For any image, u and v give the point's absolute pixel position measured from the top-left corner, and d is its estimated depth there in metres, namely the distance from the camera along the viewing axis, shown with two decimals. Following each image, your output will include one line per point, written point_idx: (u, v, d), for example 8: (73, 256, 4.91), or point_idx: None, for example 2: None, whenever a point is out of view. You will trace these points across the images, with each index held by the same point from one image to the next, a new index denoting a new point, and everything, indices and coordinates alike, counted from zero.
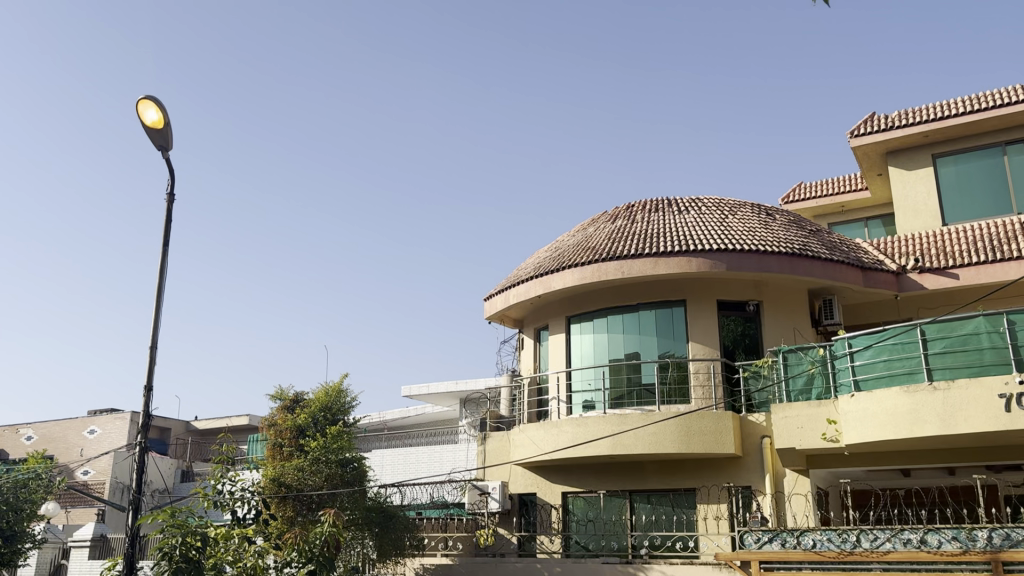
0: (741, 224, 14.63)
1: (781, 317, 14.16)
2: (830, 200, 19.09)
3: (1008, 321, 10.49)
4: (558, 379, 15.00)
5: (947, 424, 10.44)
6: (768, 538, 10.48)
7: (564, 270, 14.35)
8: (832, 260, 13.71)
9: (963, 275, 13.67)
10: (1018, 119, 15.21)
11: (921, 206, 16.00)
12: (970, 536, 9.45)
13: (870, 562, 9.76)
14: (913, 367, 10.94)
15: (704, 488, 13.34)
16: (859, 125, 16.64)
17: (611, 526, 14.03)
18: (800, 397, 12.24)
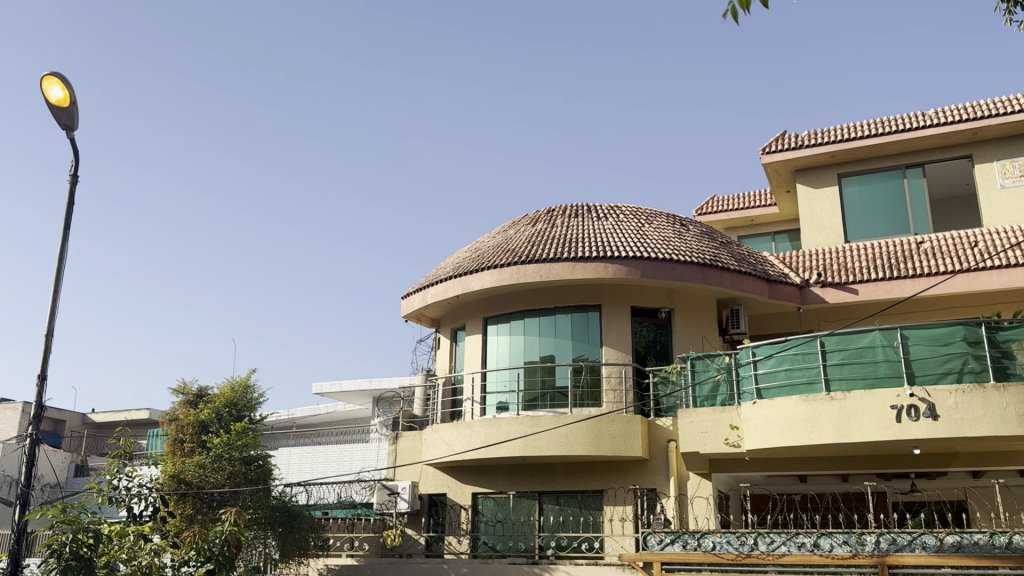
0: (656, 233, 14.94)
1: (692, 325, 14.53)
2: (742, 213, 19.70)
3: (902, 336, 10.99)
4: (472, 379, 14.99)
5: (842, 433, 10.90)
6: (670, 540, 10.71)
7: (482, 271, 14.36)
8: (741, 272, 14.15)
9: (861, 291, 14.32)
10: (917, 144, 16.01)
11: (826, 223, 16.67)
12: (859, 540, 9.87)
13: (765, 564, 10.07)
14: (812, 377, 11.38)
15: (611, 490, 13.56)
16: (772, 142, 17.21)
17: (519, 527, 14.05)
18: (706, 404, 12.58)
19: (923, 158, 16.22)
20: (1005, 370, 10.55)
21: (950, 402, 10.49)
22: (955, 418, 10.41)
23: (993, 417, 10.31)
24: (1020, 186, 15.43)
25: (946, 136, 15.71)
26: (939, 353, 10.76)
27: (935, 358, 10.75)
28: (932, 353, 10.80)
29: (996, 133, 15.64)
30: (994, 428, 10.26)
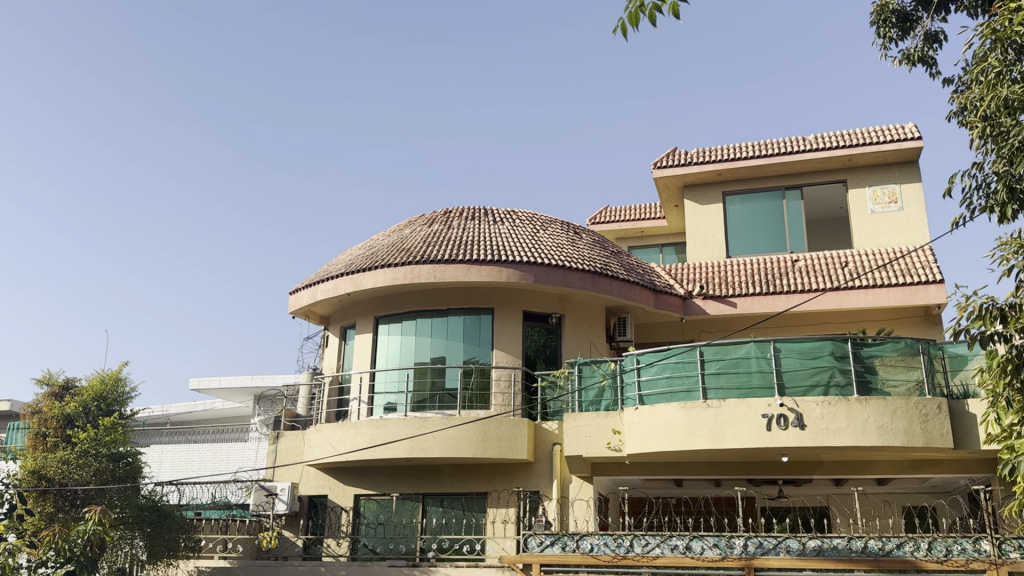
0: (551, 240, 15.16)
1: (581, 331, 14.82)
2: (632, 224, 20.24)
3: (775, 348, 11.54)
4: (360, 380, 14.79)
5: (716, 439, 11.36)
6: (549, 542, 10.89)
7: (375, 270, 14.19)
8: (630, 281, 14.54)
9: (740, 304, 14.98)
10: (797, 167, 16.87)
11: (711, 238, 17.33)
12: (728, 543, 10.24)
13: (640, 565, 10.33)
14: (691, 386, 11.80)
15: (495, 492, 13.63)
16: (664, 157, 17.73)
17: (400, 529, 13.99)
18: (590, 408, 12.85)
19: (802, 181, 17.10)
20: (867, 385, 11.24)
21: (817, 412, 11.11)
22: (820, 428, 11.04)
23: (854, 428, 10.97)
24: (888, 213, 16.47)
25: (824, 161, 16.61)
26: (808, 366, 11.38)
27: (804, 371, 11.37)
28: (802, 365, 11.41)
29: (868, 161, 16.65)
30: (855, 438, 10.93)
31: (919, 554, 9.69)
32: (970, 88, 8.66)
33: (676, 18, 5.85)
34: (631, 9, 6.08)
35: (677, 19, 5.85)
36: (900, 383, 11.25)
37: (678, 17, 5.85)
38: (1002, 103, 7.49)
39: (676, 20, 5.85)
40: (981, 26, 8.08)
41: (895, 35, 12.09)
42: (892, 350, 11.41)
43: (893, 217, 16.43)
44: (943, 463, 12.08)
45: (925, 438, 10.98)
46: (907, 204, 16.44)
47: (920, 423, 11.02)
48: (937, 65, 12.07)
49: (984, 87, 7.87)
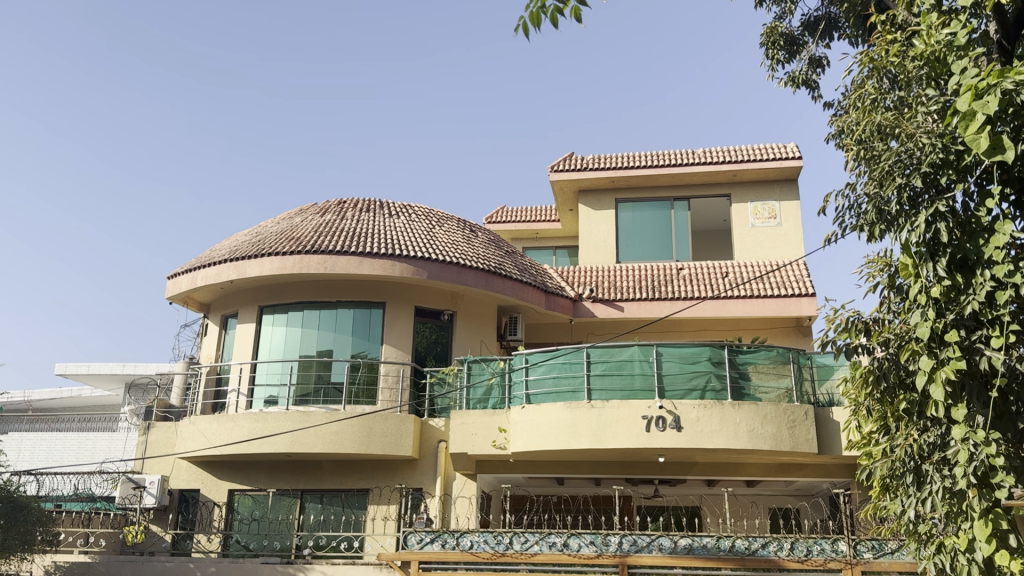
0: (446, 236, 15.10)
1: (472, 329, 14.85)
2: (527, 226, 20.44)
3: (657, 352, 11.89)
4: (240, 371, 14.31)
5: (598, 439, 11.62)
6: (429, 539, 10.81)
7: (262, 257, 13.74)
8: (522, 281, 14.66)
9: (627, 308, 15.40)
10: (686, 179, 17.46)
11: (602, 243, 17.69)
12: (605, 541, 10.42)
13: (517, 563, 10.43)
14: (576, 386, 12.02)
15: (376, 489, 13.44)
16: (560, 161, 17.97)
17: (276, 526, 13.64)
18: (477, 406, 12.88)
19: (690, 193, 17.70)
20: (740, 390, 11.74)
21: (693, 415, 11.52)
22: (695, 430, 11.46)
23: (727, 431, 11.44)
24: (768, 227, 17.26)
25: (711, 174, 17.26)
26: (687, 371, 11.78)
27: (683, 375, 11.76)
28: (681, 369, 11.80)
29: (752, 177, 17.39)
30: (727, 440, 11.40)
31: (782, 554, 10.13)
32: (846, 113, 9.11)
33: (579, 19, 5.94)
34: (533, 10, 6.13)
35: (579, 20, 5.94)
36: (771, 390, 11.81)
37: (580, 19, 5.94)
38: (876, 127, 7.92)
39: (578, 20, 5.94)
40: (858, 54, 8.59)
41: (782, 57, 12.65)
42: (765, 358, 11.96)
43: (773, 232, 17.23)
44: (807, 466, 12.77)
45: (792, 443, 11.57)
46: (785, 219, 17.27)
47: (788, 429, 11.61)
48: (818, 89, 12.71)
49: (861, 112, 8.32)
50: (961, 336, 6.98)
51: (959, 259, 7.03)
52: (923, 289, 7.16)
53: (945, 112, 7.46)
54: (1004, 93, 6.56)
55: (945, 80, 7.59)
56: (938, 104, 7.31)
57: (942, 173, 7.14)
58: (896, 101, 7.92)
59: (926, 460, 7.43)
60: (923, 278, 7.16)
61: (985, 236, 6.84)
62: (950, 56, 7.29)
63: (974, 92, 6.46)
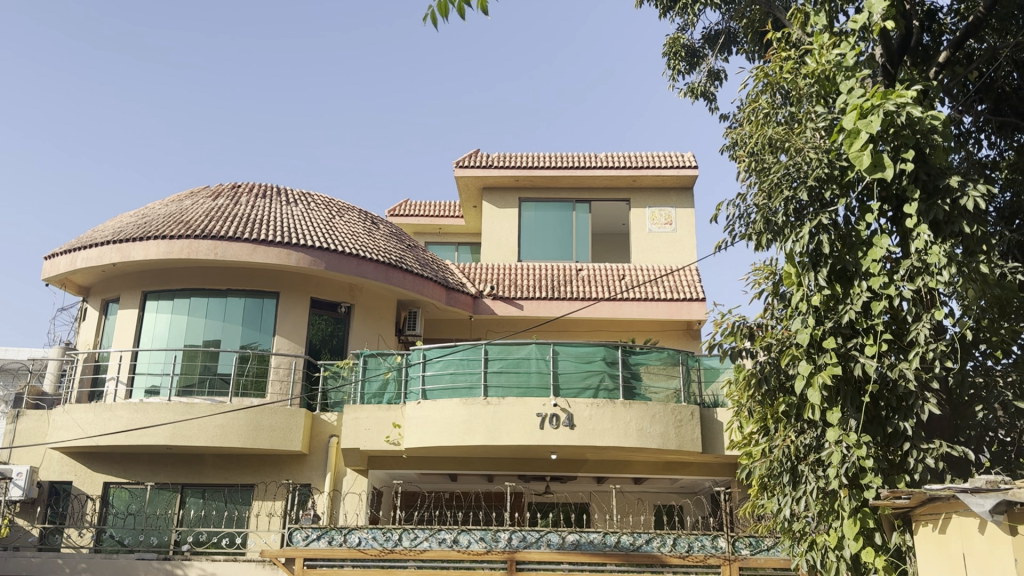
0: (345, 227, 14.78)
1: (369, 322, 14.59)
2: (430, 220, 20.28)
3: (554, 351, 12.02)
4: (120, 359, 13.59)
5: (492, 435, 11.63)
6: (316, 535, 10.58)
7: (148, 240, 13.08)
8: (422, 276, 14.50)
9: (526, 307, 15.48)
10: (587, 182, 17.72)
11: (504, 242, 17.75)
12: (494, 537, 10.41)
13: (406, 559, 10.33)
14: (473, 382, 12.00)
15: (262, 484, 13.04)
16: (465, 157, 17.88)
17: (153, 521, 12.99)
18: (372, 401, 12.65)
19: (591, 196, 17.97)
20: (631, 390, 12.00)
21: (586, 413, 11.69)
22: (587, 428, 11.63)
23: (617, 429, 11.67)
24: (664, 232, 17.73)
25: (612, 178, 17.57)
26: (582, 370, 11.95)
27: (578, 374, 11.93)
28: (576, 368, 11.96)
29: (651, 183, 17.81)
30: (617, 438, 11.63)
31: (665, 550, 10.40)
32: (739, 126, 9.40)
33: (484, 11, 5.87)
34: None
35: (485, 12, 5.87)
36: (661, 390, 12.12)
37: (485, 12, 5.87)
38: (767, 140, 8.17)
39: (484, 12, 5.86)
40: (754, 69, 8.90)
41: (683, 68, 13.02)
42: (656, 359, 12.25)
43: (668, 237, 17.70)
44: (691, 465, 13.17)
45: (678, 442, 11.91)
46: (680, 226, 17.79)
47: (675, 428, 11.93)
48: (716, 101, 13.11)
49: (753, 125, 8.59)
50: (838, 343, 7.33)
51: (839, 270, 7.48)
52: (805, 297, 7.46)
53: (831, 129, 7.83)
54: (886, 114, 6.97)
55: (833, 99, 7.97)
56: (825, 121, 7.69)
57: (826, 187, 7.52)
58: (788, 116, 8.25)
59: (802, 461, 7.78)
60: (805, 286, 7.48)
61: (864, 249, 7.31)
62: (838, 76, 7.67)
63: (859, 111, 6.96)
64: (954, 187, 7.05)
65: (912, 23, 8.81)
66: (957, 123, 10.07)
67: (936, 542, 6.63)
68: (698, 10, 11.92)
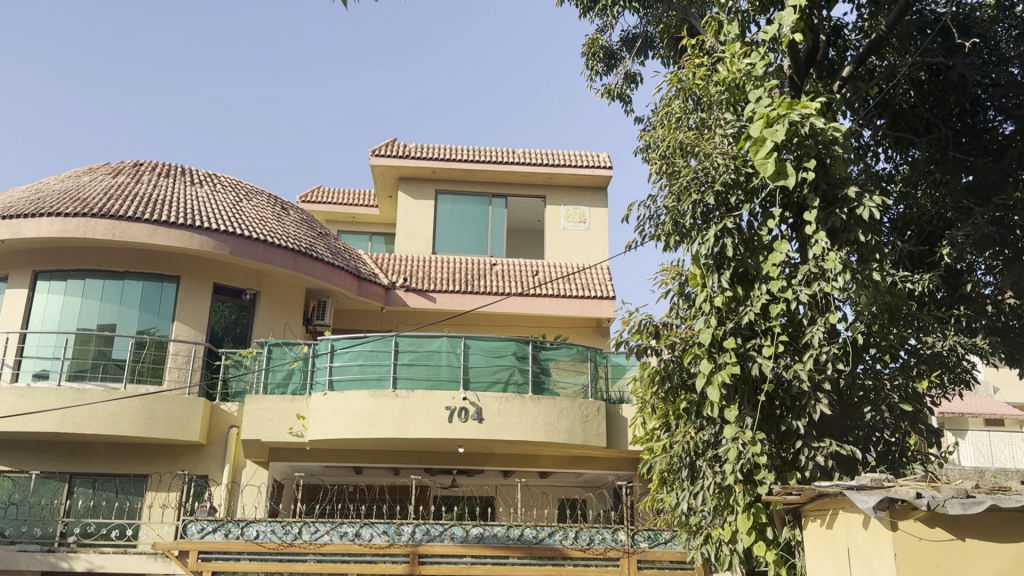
0: (254, 211, 14.36)
1: (275, 310, 14.23)
2: (344, 208, 19.93)
3: (464, 344, 11.99)
4: (6, 341, 12.84)
5: (399, 428, 11.53)
6: (211, 528, 10.26)
7: (40, 217, 12.40)
8: (333, 265, 14.23)
9: (439, 299, 15.41)
10: (504, 177, 17.76)
11: (418, 233, 17.58)
12: (397, 530, 10.33)
13: (305, 553, 10.12)
14: (381, 374, 11.84)
15: (156, 475, 12.56)
16: (382, 146, 17.61)
17: (36, 512, 12.38)
18: (276, 391, 12.31)
19: (508, 191, 18.03)
20: (541, 385, 12.09)
21: (494, 407, 11.72)
22: (495, 422, 11.67)
23: (525, 424, 11.74)
24: (577, 230, 17.93)
25: (529, 174, 17.65)
26: (492, 364, 11.98)
27: (488, 368, 11.95)
28: (487, 363, 11.98)
29: (567, 181, 17.98)
30: (524, 433, 11.70)
31: (566, 542, 10.51)
32: (653, 129, 9.57)
33: None
34: None
35: None
36: (569, 386, 12.23)
37: None
38: (679, 145, 8.33)
39: None
40: (668, 74, 9.07)
41: (600, 69, 13.18)
42: (565, 355, 12.35)
43: (582, 235, 17.91)
44: (596, 459, 13.38)
45: (584, 437, 12.05)
46: (593, 224, 18.03)
47: (581, 423, 12.07)
48: (631, 104, 13.32)
49: (666, 128, 8.76)
50: (737, 343, 7.57)
51: (741, 272, 7.72)
52: (708, 298, 7.66)
53: (739, 136, 8.08)
54: (791, 124, 7.24)
55: (742, 107, 8.22)
56: (734, 128, 7.93)
57: (732, 193, 7.76)
58: (699, 121, 8.45)
59: (700, 456, 8.01)
60: (708, 287, 7.69)
61: (764, 253, 7.59)
62: (747, 85, 7.90)
63: (766, 120, 7.24)
64: (851, 197, 7.38)
65: (819, 37, 9.16)
66: (857, 136, 10.58)
67: (823, 536, 6.93)
68: (617, 12, 12.09)
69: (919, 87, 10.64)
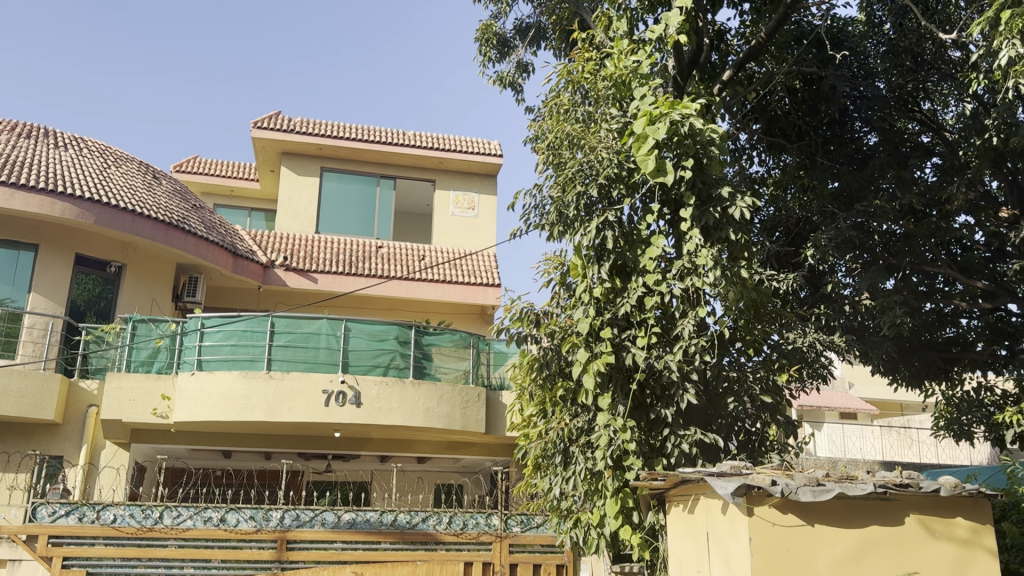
0: (123, 179, 13.59)
1: (142, 285, 13.55)
2: (222, 181, 19.13)
3: (345, 327, 11.75)
4: None
5: (272, 411, 11.22)
6: (64, 512, 9.68)
7: None
8: (207, 240, 13.65)
9: (320, 280, 15.08)
10: (394, 159, 17.52)
11: (301, 211, 17.10)
12: (265, 516, 10.04)
13: (166, 538, 9.72)
14: (255, 355, 11.47)
15: (4, 455, 11.74)
16: (265, 119, 16.99)
17: None
18: (139, 369, 11.73)
19: (396, 172, 17.78)
20: (422, 369, 12.02)
21: (373, 391, 11.58)
22: (374, 406, 11.54)
23: (403, 409, 11.66)
24: (466, 217, 17.92)
25: (418, 157, 17.48)
26: (373, 348, 11.81)
27: (369, 351, 11.78)
28: (368, 346, 11.81)
29: (457, 166, 17.93)
30: (402, 417, 11.62)
31: (440, 527, 10.53)
32: (542, 118, 9.62)
33: None
34: None
35: None
36: (450, 371, 12.22)
37: None
38: (566, 136, 8.41)
39: None
40: (558, 65, 9.09)
41: (493, 56, 13.17)
42: (448, 340, 12.33)
43: (470, 222, 17.91)
44: (474, 445, 13.45)
45: (463, 422, 12.08)
46: (482, 211, 18.06)
47: (460, 409, 12.10)
48: (522, 93, 13.37)
49: (554, 119, 8.81)
50: (613, 333, 7.78)
51: (619, 265, 7.93)
52: (588, 288, 7.82)
53: (623, 131, 8.26)
54: (673, 123, 7.45)
55: (627, 103, 8.41)
56: (619, 123, 8.10)
57: (614, 186, 7.93)
58: (586, 115, 8.54)
59: (573, 443, 8.19)
60: (588, 277, 7.85)
61: (642, 247, 7.80)
62: (633, 82, 8.14)
63: (649, 118, 7.41)
64: (725, 197, 7.67)
65: (702, 40, 9.46)
66: (734, 139, 11.06)
67: (684, 521, 7.21)
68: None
69: (793, 95, 11.23)
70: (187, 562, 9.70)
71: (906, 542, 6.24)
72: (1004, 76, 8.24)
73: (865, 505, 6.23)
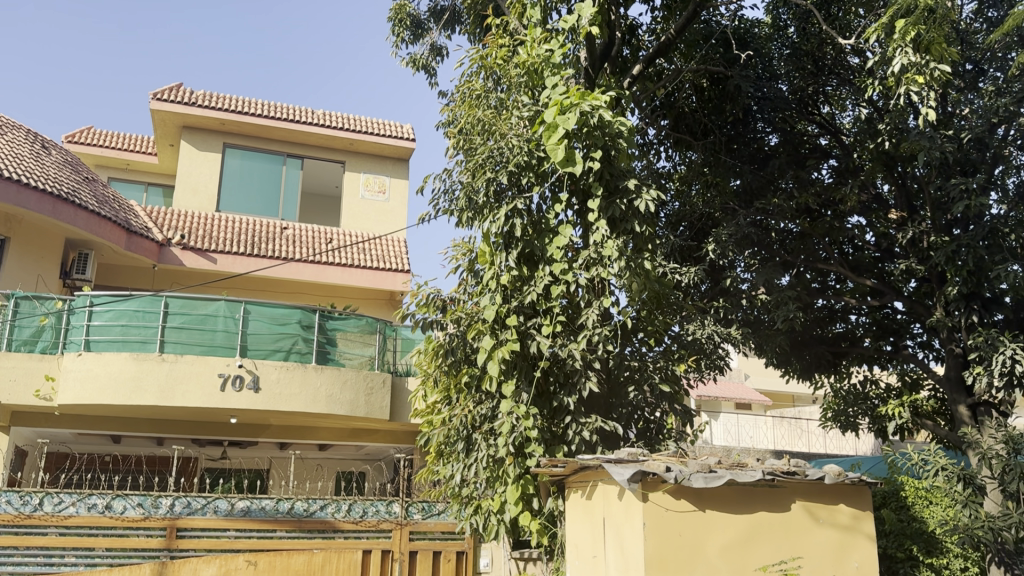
0: (7, 147, 12.78)
1: (26, 260, 12.80)
2: (118, 154, 18.23)
3: (245, 310, 11.40)
4: None
5: (164, 394, 10.80)
6: None
7: None
8: (99, 215, 12.98)
9: (220, 261, 14.58)
10: (302, 138, 17.11)
11: (201, 188, 16.48)
12: (154, 503, 9.72)
13: (46, 526, 9.21)
14: (147, 337, 10.99)
15: None
16: (166, 91, 16.26)
17: None
18: (21, 349, 11.04)
19: (304, 152, 17.36)
20: (325, 355, 11.78)
21: (273, 376, 11.29)
22: (274, 391, 11.25)
23: (305, 394, 11.41)
24: (376, 201, 17.64)
25: (328, 138, 17.12)
26: (274, 332, 11.50)
27: (270, 335, 11.46)
28: (269, 330, 11.49)
29: (368, 149, 17.64)
30: (303, 403, 11.36)
31: (339, 515, 10.37)
32: (454, 102, 9.54)
33: None
34: None
35: None
36: (355, 357, 12.03)
37: None
38: (477, 122, 8.37)
39: None
40: (471, 50, 9.02)
41: (407, 37, 12.99)
42: (353, 326, 12.12)
43: (380, 206, 17.65)
44: (378, 432, 13.30)
45: (366, 409, 11.91)
46: (393, 196, 17.81)
47: (364, 395, 11.92)
48: (435, 77, 13.23)
49: (466, 104, 8.74)
50: (519, 321, 7.79)
51: (527, 253, 7.94)
52: (496, 275, 7.81)
53: (534, 119, 8.26)
54: (583, 113, 7.47)
55: (538, 92, 8.45)
56: (530, 111, 8.10)
57: (524, 174, 7.94)
58: (498, 101, 8.51)
59: (477, 429, 8.18)
60: (496, 265, 7.84)
61: (549, 236, 7.83)
62: (544, 70, 8.13)
63: (559, 107, 7.43)
64: (631, 189, 7.78)
65: (614, 33, 9.57)
66: (642, 133, 11.23)
67: (583, 507, 7.29)
68: None
69: (700, 93, 11.48)
70: (69, 550, 9.22)
71: (791, 527, 6.50)
72: (895, 83, 8.63)
73: (753, 491, 6.45)
